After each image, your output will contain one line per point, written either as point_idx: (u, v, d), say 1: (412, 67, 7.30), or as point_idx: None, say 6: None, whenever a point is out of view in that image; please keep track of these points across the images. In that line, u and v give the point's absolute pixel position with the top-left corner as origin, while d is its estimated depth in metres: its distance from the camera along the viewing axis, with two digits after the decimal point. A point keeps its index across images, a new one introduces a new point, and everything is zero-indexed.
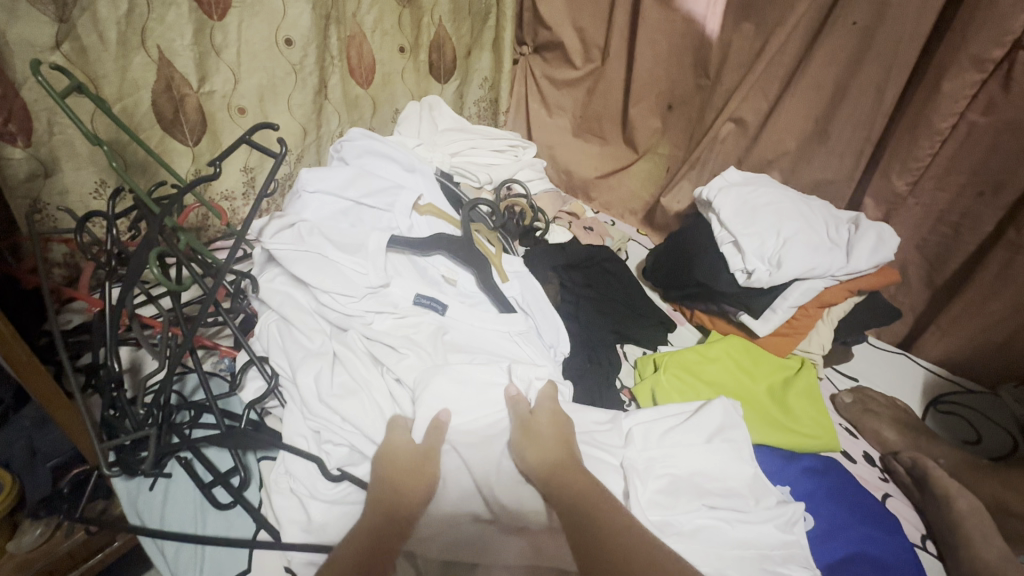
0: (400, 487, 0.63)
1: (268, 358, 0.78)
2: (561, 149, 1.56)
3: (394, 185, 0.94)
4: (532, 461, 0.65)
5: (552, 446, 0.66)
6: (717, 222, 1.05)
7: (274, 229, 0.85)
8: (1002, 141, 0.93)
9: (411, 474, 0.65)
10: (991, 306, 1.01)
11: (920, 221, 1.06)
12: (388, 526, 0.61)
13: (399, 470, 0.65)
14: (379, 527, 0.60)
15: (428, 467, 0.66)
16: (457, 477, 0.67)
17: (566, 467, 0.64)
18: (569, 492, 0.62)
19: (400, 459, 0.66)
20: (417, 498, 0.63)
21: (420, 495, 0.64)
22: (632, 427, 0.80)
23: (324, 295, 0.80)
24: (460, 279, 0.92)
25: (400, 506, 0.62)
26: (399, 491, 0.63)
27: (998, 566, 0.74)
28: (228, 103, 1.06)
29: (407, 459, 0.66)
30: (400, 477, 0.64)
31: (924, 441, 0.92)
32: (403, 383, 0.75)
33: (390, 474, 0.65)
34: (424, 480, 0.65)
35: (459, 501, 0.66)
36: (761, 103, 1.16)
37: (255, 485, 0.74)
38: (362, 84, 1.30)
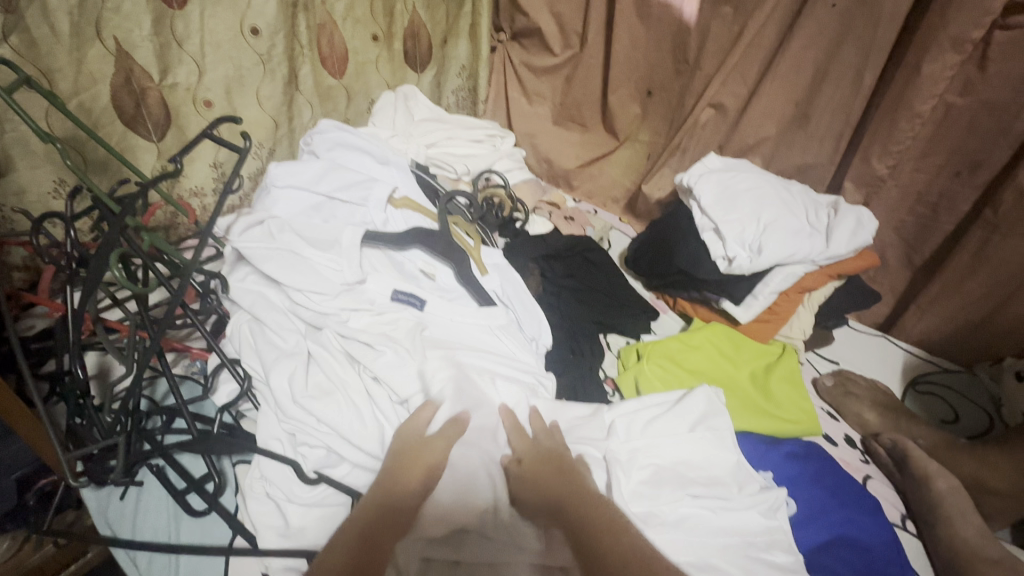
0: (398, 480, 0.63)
1: (240, 359, 0.76)
2: (541, 138, 1.53)
3: (367, 177, 0.90)
4: (534, 465, 0.67)
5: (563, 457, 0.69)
6: (698, 209, 1.04)
7: (242, 227, 0.82)
8: (979, 121, 0.93)
9: (416, 460, 0.64)
10: (968, 286, 1.01)
11: (899, 202, 1.06)
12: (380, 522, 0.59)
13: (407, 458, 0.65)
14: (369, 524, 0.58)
15: (433, 456, 0.65)
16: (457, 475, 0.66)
17: (567, 482, 0.65)
18: (580, 511, 0.62)
19: (403, 446, 0.66)
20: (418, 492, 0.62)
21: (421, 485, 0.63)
22: (614, 420, 0.80)
23: (297, 294, 0.78)
24: (440, 274, 0.89)
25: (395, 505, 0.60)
26: (398, 485, 0.62)
27: (975, 542, 0.76)
28: (193, 96, 1.02)
29: (406, 451, 0.65)
30: (399, 468, 0.64)
31: (904, 421, 0.93)
32: (380, 381, 0.73)
33: (393, 467, 0.64)
34: (424, 471, 0.64)
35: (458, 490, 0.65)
36: (740, 88, 1.15)
37: (231, 491, 0.72)
38: (334, 74, 1.27)
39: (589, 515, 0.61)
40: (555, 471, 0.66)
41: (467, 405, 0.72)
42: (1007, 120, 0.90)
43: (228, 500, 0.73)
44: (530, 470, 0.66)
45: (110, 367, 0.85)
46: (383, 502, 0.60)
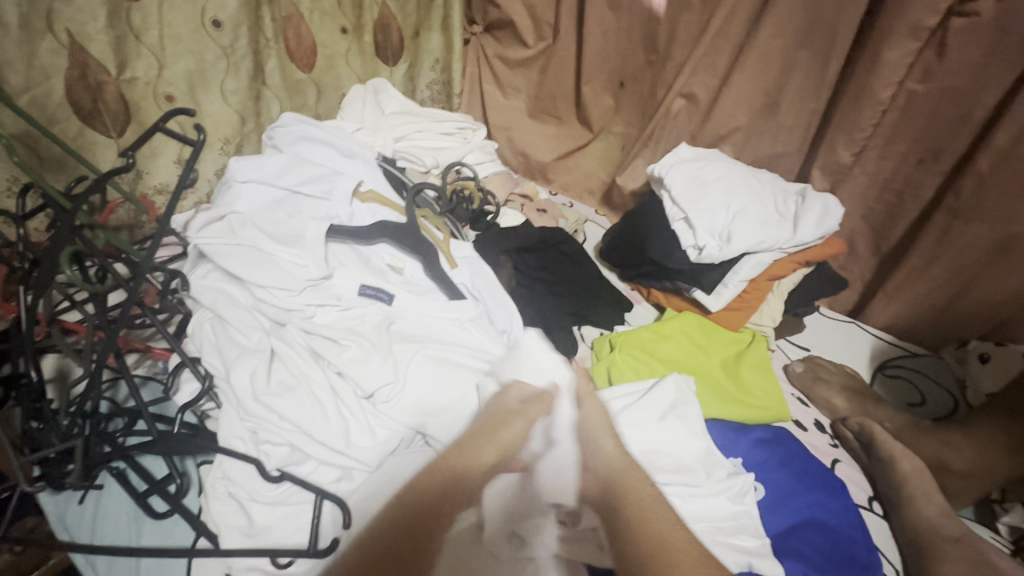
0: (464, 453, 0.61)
1: (200, 358, 0.74)
2: (517, 131, 1.52)
3: (332, 171, 0.89)
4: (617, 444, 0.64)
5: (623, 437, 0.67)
6: (668, 199, 1.05)
7: (201, 223, 0.80)
8: (941, 108, 0.93)
9: (488, 435, 0.64)
10: (932, 271, 1.03)
11: (866, 190, 1.07)
12: (435, 485, 0.56)
13: (485, 431, 0.64)
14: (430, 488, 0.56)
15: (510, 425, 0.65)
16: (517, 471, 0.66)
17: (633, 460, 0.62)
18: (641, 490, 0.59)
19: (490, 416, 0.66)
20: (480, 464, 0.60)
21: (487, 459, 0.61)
22: None
23: (260, 290, 0.77)
24: (407, 267, 0.89)
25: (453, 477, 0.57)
26: (466, 455, 0.61)
27: (938, 522, 0.77)
28: (153, 90, 0.99)
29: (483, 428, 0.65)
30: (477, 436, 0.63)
31: (871, 405, 0.95)
32: (345, 376, 0.72)
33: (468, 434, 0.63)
34: (499, 450, 0.63)
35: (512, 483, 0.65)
36: (710, 78, 1.15)
37: (194, 492, 0.71)
38: (303, 68, 1.24)
39: (641, 490, 0.58)
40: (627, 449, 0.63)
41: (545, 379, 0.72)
42: (968, 107, 0.91)
43: (192, 500, 0.72)
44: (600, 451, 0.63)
45: (69, 368, 0.83)
46: (452, 472, 0.58)
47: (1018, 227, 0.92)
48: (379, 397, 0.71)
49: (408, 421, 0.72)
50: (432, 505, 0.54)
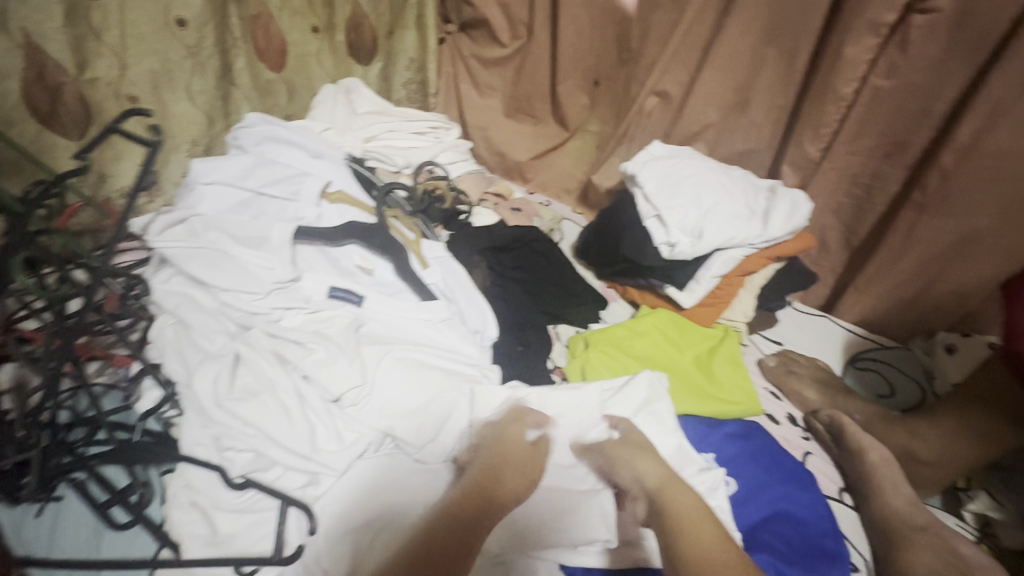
0: (496, 483, 0.65)
1: (162, 364, 0.72)
2: (494, 130, 1.51)
3: (298, 172, 0.88)
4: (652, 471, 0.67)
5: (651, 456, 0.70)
6: (642, 196, 1.05)
7: (163, 225, 0.78)
8: (905, 103, 0.95)
9: (507, 467, 0.66)
10: (900, 265, 1.05)
11: (835, 185, 1.08)
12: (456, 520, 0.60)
13: (502, 462, 0.67)
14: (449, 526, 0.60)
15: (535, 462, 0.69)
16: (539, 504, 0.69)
17: (660, 487, 0.66)
18: (675, 514, 0.62)
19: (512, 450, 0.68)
20: (505, 493, 0.64)
21: (512, 491, 0.65)
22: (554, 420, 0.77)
23: (225, 294, 0.76)
24: (377, 268, 0.87)
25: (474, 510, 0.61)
26: (489, 489, 0.64)
27: (906, 511, 0.78)
28: (116, 91, 0.97)
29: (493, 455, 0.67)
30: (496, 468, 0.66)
31: (841, 398, 0.96)
32: (311, 380, 0.71)
33: (495, 466, 0.66)
34: (524, 481, 0.66)
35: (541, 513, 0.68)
36: (683, 75, 1.16)
37: (158, 501, 0.70)
38: (273, 68, 1.22)
39: (677, 515, 0.62)
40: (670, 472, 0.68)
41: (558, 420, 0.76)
42: (930, 102, 0.93)
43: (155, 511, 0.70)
44: (635, 483, 0.68)
45: (27, 378, 0.78)
46: (476, 499, 0.63)
47: (980, 221, 0.94)
48: (347, 400, 0.70)
49: (377, 424, 0.71)
50: (453, 545, 0.58)
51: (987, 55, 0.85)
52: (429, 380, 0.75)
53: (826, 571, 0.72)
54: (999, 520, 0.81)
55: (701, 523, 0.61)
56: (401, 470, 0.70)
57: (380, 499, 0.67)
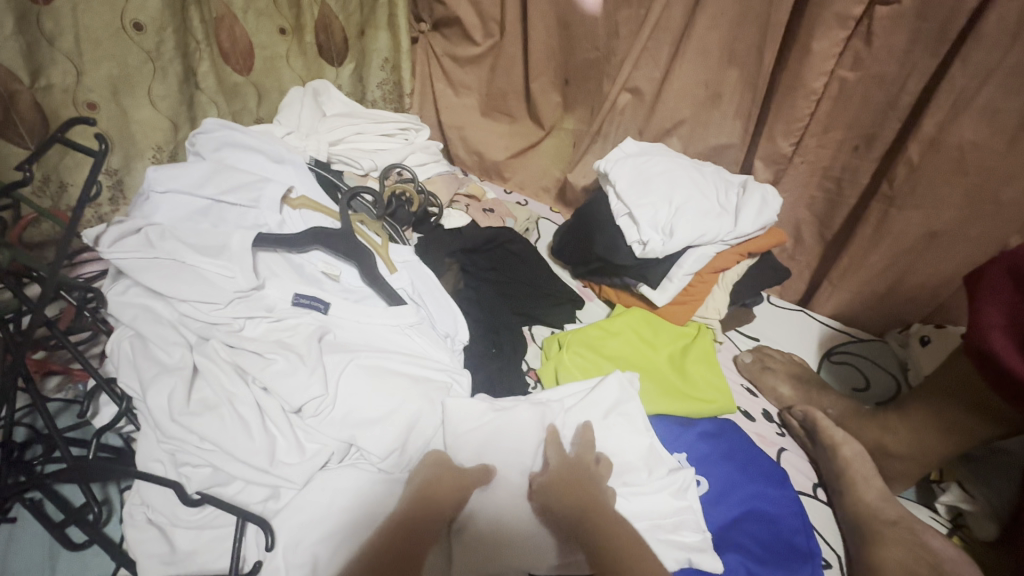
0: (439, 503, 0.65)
1: (117, 378, 0.70)
2: (470, 130, 1.47)
3: (259, 178, 0.85)
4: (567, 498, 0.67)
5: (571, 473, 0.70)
6: (614, 195, 1.04)
7: (115, 235, 0.76)
8: (872, 95, 0.95)
9: (449, 485, 0.67)
10: (871, 259, 1.05)
11: (807, 178, 1.08)
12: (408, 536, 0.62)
13: (441, 479, 0.67)
14: (399, 540, 0.61)
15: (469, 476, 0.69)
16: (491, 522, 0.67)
17: (594, 505, 0.66)
18: (604, 533, 0.63)
19: (444, 461, 0.70)
20: (449, 508, 0.65)
21: (451, 506, 0.65)
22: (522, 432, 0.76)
23: (183, 305, 0.74)
24: (343, 274, 0.86)
25: (423, 529, 0.63)
26: (432, 507, 0.64)
27: (877, 506, 0.78)
28: (73, 98, 0.95)
29: (436, 470, 0.68)
30: (441, 478, 0.67)
31: (815, 392, 0.96)
32: (271, 392, 0.69)
33: (432, 476, 0.67)
34: (456, 490, 0.67)
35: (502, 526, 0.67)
36: (654, 71, 1.15)
37: (117, 520, 0.69)
38: (240, 70, 1.18)
39: (611, 539, 0.62)
40: (588, 487, 0.68)
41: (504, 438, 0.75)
42: (894, 93, 0.93)
43: (114, 529, 0.69)
44: (564, 509, 0.67)
45: None
46: (421, 507, 0.64)
47: (947, 215, 0.94)
48: (307, 412, 0.69)
49: (341, 434, 0.70)
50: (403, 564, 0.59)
51: (950, 46, 0.85)
52: (391, 389, 0.74)
53: (797, 568, 0.72)
54: (970, 511, 0.81)
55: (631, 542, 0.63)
56: (364, 481, 0.69)
57: (341, 511, 0.66)
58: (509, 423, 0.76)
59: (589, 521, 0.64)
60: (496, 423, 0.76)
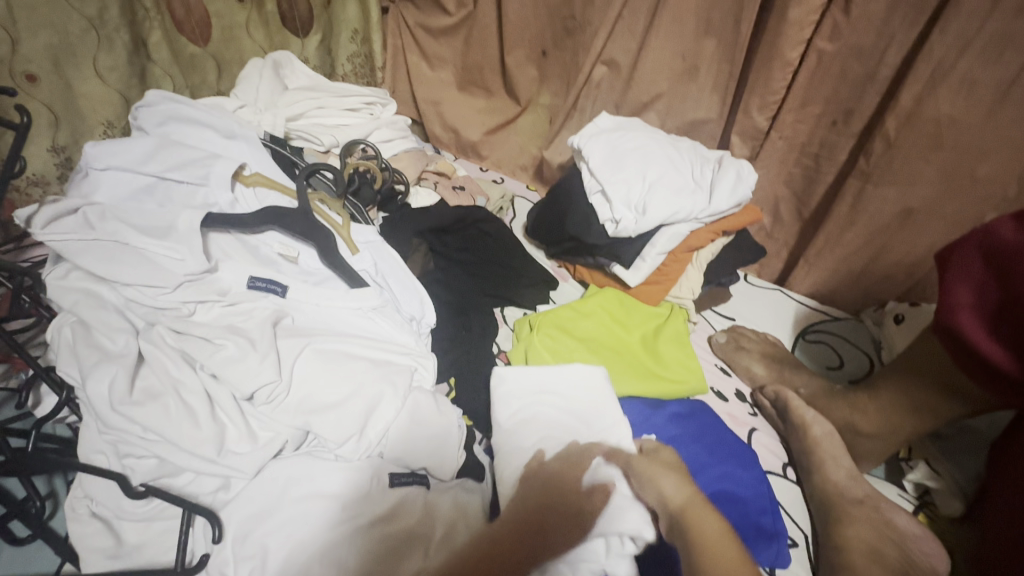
0: (549, 512, 0.65)
1: (56, 366, 0.67)
2: (447, 105, 1.42)
3: (208, 154, 0.81)
4: (670, 494, 0.64)
5: (662, 474, 0.67)
6: (587, 172, 1.01)
7: (50, 215, 0.71)
8: (849, 67, 0.92)
9: (569, 487, 0.67)
10: (848, 237, 1.03)
11: (785, 155, 1.06)
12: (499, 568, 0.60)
13: (551, 492, 0.67)
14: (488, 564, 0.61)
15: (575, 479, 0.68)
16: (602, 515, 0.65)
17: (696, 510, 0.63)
18: (705, 537, 0.60)
19: (554, 470, 0.69)
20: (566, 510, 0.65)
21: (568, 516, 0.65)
22: (599, 415, 0.77)
23: (128, 289, 0.70)
24: (301, 255, 0.82)
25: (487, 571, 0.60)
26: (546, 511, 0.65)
27: (845, 485, 0.78)
28: (10, 69, 0.85)
29: (536, 492, 0.67)
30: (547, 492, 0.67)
31: (788, 371, 0.95)
32: (220, 379, 0.66)
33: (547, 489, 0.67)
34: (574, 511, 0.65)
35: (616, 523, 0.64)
36: (630, 43, 1.10)
37: (62, 513, 0.67)
38: (197, 41, 1.10)
39: (705, 534, 0.60)
40: (692, 492, 0.65)
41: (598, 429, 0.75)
42: (873, 66, 0.90)
43: (59, 522, 0.67)
44: (658, 501, 0.65)
45: None
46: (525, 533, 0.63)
47: (922, 191, 0.93)
48: (260, 398, 0.66)
49: (295, 421, 0.67)
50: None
51: (930, 14, 0.82)
52: (353, 371, 0.71)
53: (762, 550, 0.72)
54: (937, 489, 0.81)
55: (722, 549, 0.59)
56: (320, 470, 0.66)
57: (294, 503, 0.63)
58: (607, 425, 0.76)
59: (693, 523, 0.61)
60: (599, 416, 0.77)
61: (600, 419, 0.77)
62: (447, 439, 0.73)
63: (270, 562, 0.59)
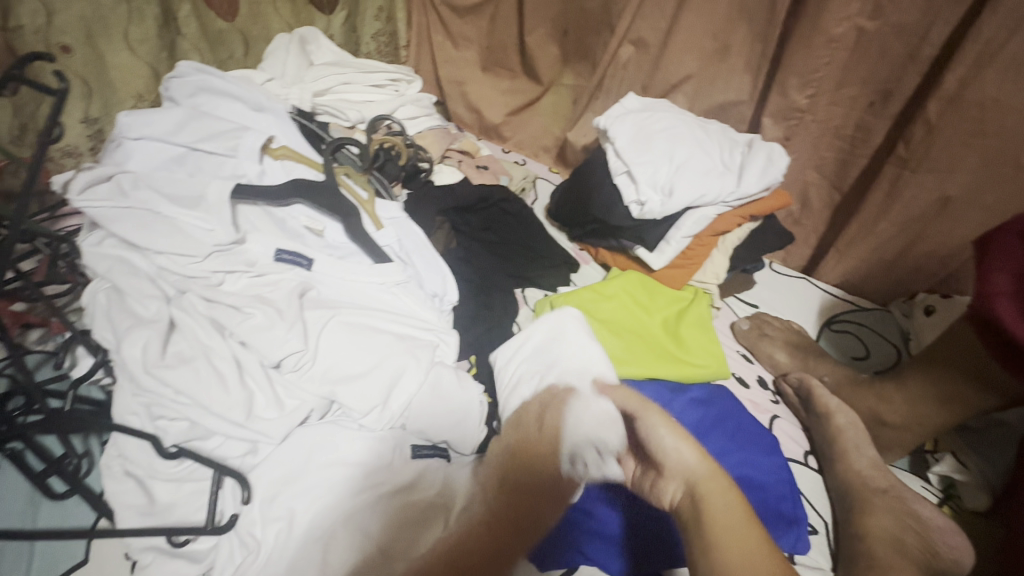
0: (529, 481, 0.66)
1: (91, 329, 0.68)
2: (471, 86, 1.39)
3: (237, 126, 0.82)
4: (685, 462, 0.57)
5: (677, 441, 0.59)
6: (612, 152, 1.00)
7: (85, 182, 0.73)
8: (890, 47, 0.89)
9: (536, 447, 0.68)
10: (880, 226, 1.01)
11: (817, 138, 1.03)
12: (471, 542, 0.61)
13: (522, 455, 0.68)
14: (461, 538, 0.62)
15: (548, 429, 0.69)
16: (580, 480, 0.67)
17: (715, 483, 0.55)
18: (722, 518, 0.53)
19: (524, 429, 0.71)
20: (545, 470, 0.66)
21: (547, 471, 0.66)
22: (556, 352, 0.77)
23: (161, 258, 0.71)
24: (327, 230, 0.82)
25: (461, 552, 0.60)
26: (522, 476, 0.66)
27: (868, 475, 0.77)
28: (46, 41, 0.86)
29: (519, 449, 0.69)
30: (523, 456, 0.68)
31: (813, 360, 0.93)
32: (249, 346, 0.68)
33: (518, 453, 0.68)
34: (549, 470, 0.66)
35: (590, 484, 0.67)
36: (659, 21, 1.08)
37: (97, 472, 0.69)
38: (225, 16, 1.10)
39: (723, 515, 0.53)
40: (712, 462, 0.57)
41: (554, 364, 0.76)
42: (915, 44, 0.86)
43: (94, 480, 0.69)
44: (674, 468, 0.58)
45: None
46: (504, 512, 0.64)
47: (961, 177, 0.90)
48: (287, 366, 0.68)
49: (321, 390, 0.68)
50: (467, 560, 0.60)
51: None
52: (376, 339, 0.73)
53: (780, 535, 0.72)
54: (963, 482, 0.80)
55: (743, 533, 0.51)
56: (344, 437, 0.68)
57: (321, 470, 0.64)
58: (564, 357, 0.76)
59: (713, 501, 0.54)
60: (557, 352, 0.77)
61: (557, 352, 0.77)
62: (467, 414, 0.73)
63: (297, 524, 0.61)
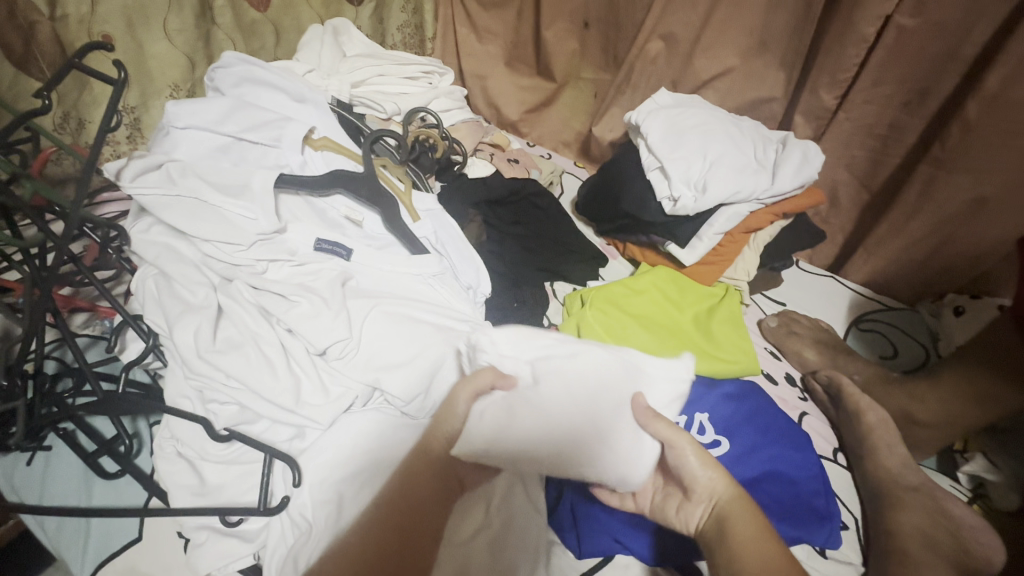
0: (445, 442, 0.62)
1: (143, 315, 0.70)
2: (493, 81, 1.39)
3: (279, 117, 0.83)
4: (709, 487, 0.60)
5: (701, 468, 0.60)
6: (645, 148, 1.00)
7: (136, 171, 0.75)
8: (931, 46, 0.88)
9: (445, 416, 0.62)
10: (912, 226, 1.01)
11: (850, 137, 1.03)
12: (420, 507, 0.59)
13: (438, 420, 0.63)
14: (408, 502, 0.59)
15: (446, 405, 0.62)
16: (486, 424, 0.61)
17: (736, 508, 0.58)
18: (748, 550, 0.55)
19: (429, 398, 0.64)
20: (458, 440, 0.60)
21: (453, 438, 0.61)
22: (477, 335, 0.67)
23: (207, 246, 0.73)
24: (366, 220, 0.83)
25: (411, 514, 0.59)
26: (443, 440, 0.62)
27: (899, 473, 0.78)
28: (88, 29, 0.87)
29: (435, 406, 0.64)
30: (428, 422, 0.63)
31: (842, 358, 0.94)
32: (295, 333, 0.69)
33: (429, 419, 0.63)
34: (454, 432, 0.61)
35: (489, 424, 0.61)
36: (690, 16, 1.07)
37: (147, 452, 0.71)
38: (258, 6, 1.09)
39: (749, 542, 0.55)
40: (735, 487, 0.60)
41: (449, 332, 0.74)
42: (956, 43, 0.86)
43: (144, 461, 0.71)
44: (702, 493, 0.60)
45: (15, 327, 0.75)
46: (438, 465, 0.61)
47: (997, 179, 0.90)
48: (333, 353, 0.69)
49: (365, 377, 0.70)
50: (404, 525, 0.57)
51: None
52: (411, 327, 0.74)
53: (812, 530, 0.73)
54: (993, 482, 0.80)
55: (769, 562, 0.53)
56: (387, 424, 0.69)
57: (364, 454, 0.67)
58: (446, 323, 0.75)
59: (734, 528, 0.57)
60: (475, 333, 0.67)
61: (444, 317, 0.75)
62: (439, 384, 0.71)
63: (345, 509, 0.62)
